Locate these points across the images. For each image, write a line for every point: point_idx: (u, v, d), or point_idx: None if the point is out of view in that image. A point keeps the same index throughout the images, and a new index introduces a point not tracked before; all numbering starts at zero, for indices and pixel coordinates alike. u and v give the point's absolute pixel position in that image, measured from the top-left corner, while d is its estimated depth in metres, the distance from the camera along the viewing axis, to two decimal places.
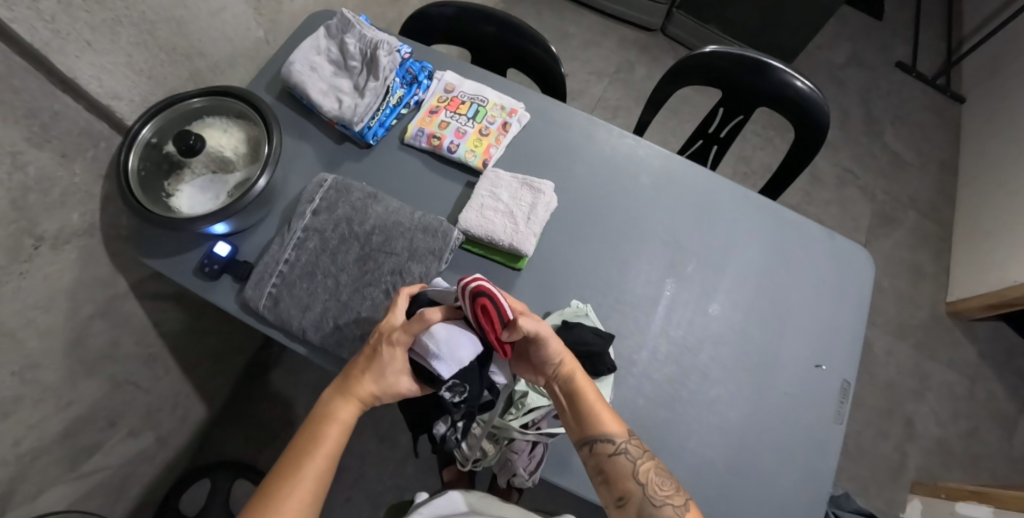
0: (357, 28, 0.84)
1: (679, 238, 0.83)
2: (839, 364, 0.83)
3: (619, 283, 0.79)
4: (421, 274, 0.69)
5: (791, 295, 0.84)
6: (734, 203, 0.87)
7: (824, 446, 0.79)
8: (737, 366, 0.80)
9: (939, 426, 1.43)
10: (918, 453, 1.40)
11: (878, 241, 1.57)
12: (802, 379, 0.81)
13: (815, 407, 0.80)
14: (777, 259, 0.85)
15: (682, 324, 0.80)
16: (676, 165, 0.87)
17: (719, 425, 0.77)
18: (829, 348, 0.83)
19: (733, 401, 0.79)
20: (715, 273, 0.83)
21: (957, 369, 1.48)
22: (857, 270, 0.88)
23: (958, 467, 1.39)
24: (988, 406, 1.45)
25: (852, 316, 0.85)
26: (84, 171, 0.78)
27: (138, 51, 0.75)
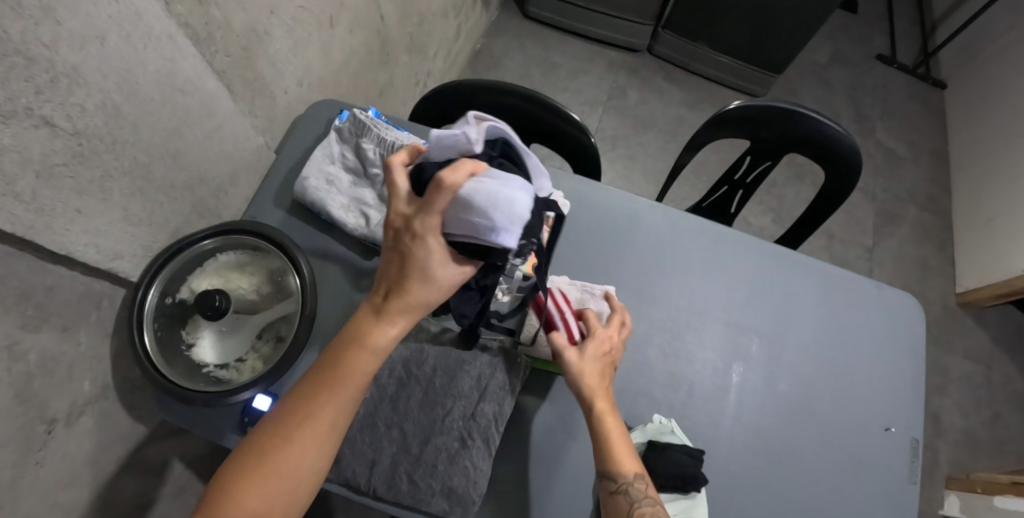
0: (375, 131, 0.76)
1: (737, 316, 0.81)
2: (906, 422, 0.82)
3: (687, 377, 0.77)
4: (496, 415, 0.65)
5: (852, 356, 0.83)
6: (785, 268, 0.85)
7: (904, 511, 0.78)
8: (810, 441, 0.78)
9: (964, 418, 1.46)
10: (949, 447, 1.44)
11: (885, 241, 1.59)
12: (873, 444, 0.80)
13: (891, 471, 0.79)
14: (834, 319, 0.84)
15: (754, 408, 0.78)
16: (722, 237, 0.84)
17: (804, 508, 0.75)
18: (894, 406, 0.82)
19: (812, 479, 0.77)
20: (778, 348, 0.81)
21: (974, 358, 1.52)
22: (909, 321, 0.87)
23: (988, 455, 1.43)
24: (1006, 390, 1.50)
25: (913, 368, 0.84)
26: (90, 336, 0.70)
27: (134, 201, 0.65)
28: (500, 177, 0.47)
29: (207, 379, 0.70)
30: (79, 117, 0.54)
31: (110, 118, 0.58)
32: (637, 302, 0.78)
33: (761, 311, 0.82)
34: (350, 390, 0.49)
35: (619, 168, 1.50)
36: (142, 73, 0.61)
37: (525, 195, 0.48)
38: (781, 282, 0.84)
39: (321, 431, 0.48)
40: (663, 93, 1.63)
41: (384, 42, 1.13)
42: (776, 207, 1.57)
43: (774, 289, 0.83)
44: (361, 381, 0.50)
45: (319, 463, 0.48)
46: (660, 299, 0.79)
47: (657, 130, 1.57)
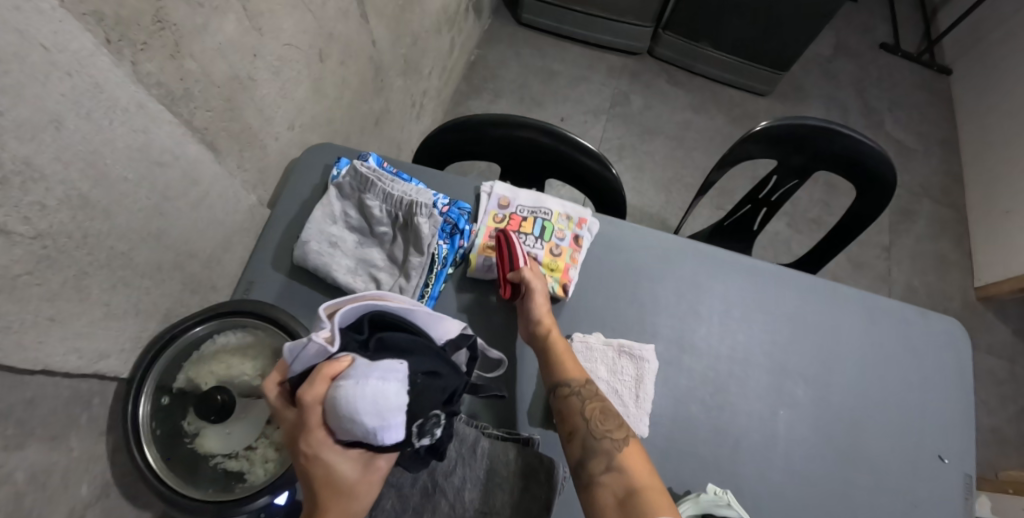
0: (380, 186, 0.69)
1: (781, 358, 0.76)
2: (961, 455, 0.77)
3: (734, 431, 0.72)
4: None
5: (896, 388, 0.79)
6: (822, 300, 0.80)
7: None
8: (862, 487, 0.74)
9: (990, 415, 1.43)
10: (978, 447, 1.40)
11: (901, 238, 1.54)
12: (928, 480, 0.76)
13: (949, 511, 0.75)
14: (874, 350, 0.80)
15: (804, 457, 0.73)
16: (759, 273, 0.79)
17: None
18: (948, 436, 0.78)
19: None
20: (824, 388, 0.76)
21: (997, 353, 1.48)
22: (956, 347, 0.83)
23: (1016, 452, 1.41)
24: None
25: (960, 392, 0.81)
26: (82, 439, 0.63)
27: (116, 293, 0.58)
28: (360, 371, 0.41)
29: (211, 476, 0.63)
30: (40, 216, 0.46)
31: (76, 210, 0.50)
32: (675, 353, 0.73)
33: (804, 350, 0.77)
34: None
35: (628, 180, 1.43)
36: (111, 150, 0.53)
37: (397, 381, 0.41)
38: (822, 317, 0.79)
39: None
40: (667, 97, 1.56)
41: (379, 68, 1.05)
42: (790, 210, 1.51)
43: (816, 324, 0.79)
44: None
45: None
46: (700, 347, 0.74)
47: (664, 136, 1.50)
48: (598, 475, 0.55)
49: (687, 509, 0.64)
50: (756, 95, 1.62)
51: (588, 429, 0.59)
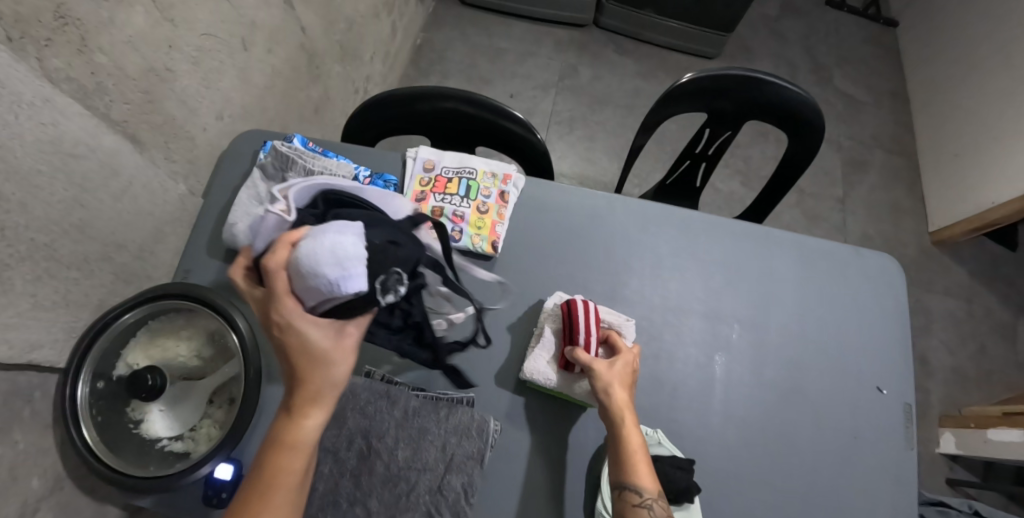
0: (299, 163, 0.71)
1: (716, 304, 0.78)
2: (899, 386, 0.80)
3: (669, 377, 0.74)
4: (465, 486, 0.61)
5: (836, 325, 0.81)
6: (758, 246, 0.82)
7: (905, 477, 0.76)
8: (803, 424, 0.76)
9: (951, 355, 1.45)
10: (939, 386, 1.43)
11: (855, 189, 1.57)
12: (866, 410, 0.78)
13: (887, 439, 0.77)
14: (813, 290, 0.82)
15: (742, 399, 0.75)
16: (692, 223, 0.81)
17: (804, 493, 0.73)
18: (886, 368, 0.80)
19: (811, 463, 0.74)
20: (761, 331, 0.78)
21: (954, 294, 1.51)
22: (891, 282, 0.85)
23: (977, 389, 1.43)
24: (989, 321, 1.49)
25: (898, 323, 0.83)
26: (27, 432, 0.61)
27: (43, 285, 0.59)
28: (319, 229, 0.44)
29: (160, 456, 0.65)
30: None
31: None
32: (606, 306, 0.74)
33: (738, 294, 0.79)
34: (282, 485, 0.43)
35: (579, 149, 1.45)
36: (19, 144, 0.53)
37: (355, 237, 0.44)
38: (756, 261, 0.81)
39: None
40: (616, 67, 1.58)
41: (313, 55, 1.06)
42: (743, 169, 1.53)
43: (749, 269, 0.80)
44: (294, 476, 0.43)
45: None
46: (632, 299, 0.76)
47: (613, 105, 1.51)
48: None
49: None
50: (704, 59, 1.64)
51: (605, 395, 0.60)
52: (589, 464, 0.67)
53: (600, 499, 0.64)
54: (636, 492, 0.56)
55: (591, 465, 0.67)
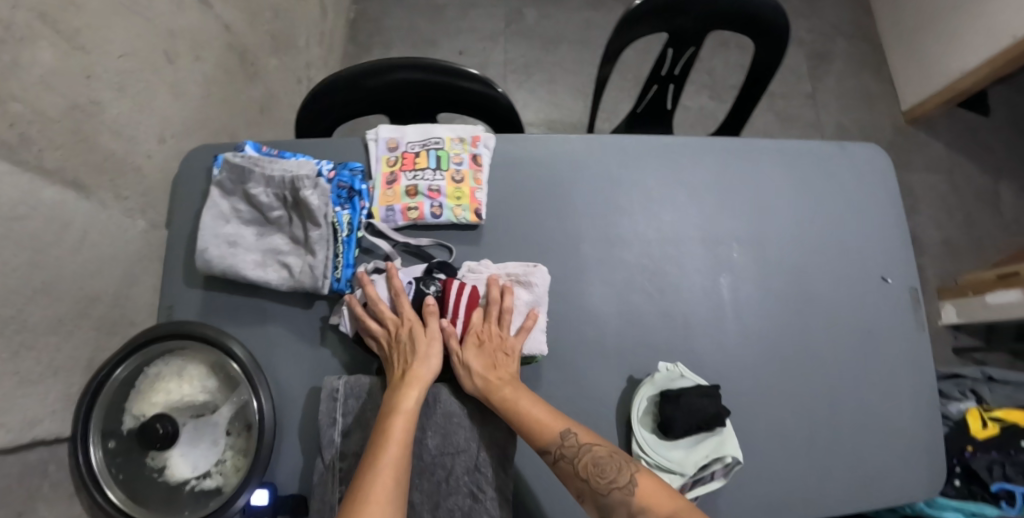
0: (257, 171, 0.66)
1: (712, 227, 0.77)
2: (900, 272, 0.80)
3: (681, 308, 0.73)
4: (501, 459, 0.61)
5: (834, 225, 0.80)
6: (745, 160, 0.80)
7: (919, 358, 0.78)
8: (816, 327, 0.76)
9: (940, 229, 1.46)
10: (933, 261, 1.44)
11: (823, 82, 1.55)
12: (872, 299, 0.79)
13: (896, 325, 0.78)
14: (807, 194, 0.80)
15: (755, 315, 0.75)
16: (674, 148, 0.78)
17: (827, 395, 0.74)
18: (886, 256, 0.81)
19: (829, 364, 0.75)
20: (761, 245, 0.77)
21: (935, 168, 1.51)
22: (879, 171, 0.84)
23: (968, 256, 1.45)
24: (972, 189, 1.50)
25: (892, 211, 0.83)
26: (52, 504, 0.59)
27: (23, 358, 0.55)
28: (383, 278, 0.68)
29: (194, 498, 0.63)
30: None
31: None
32: (603, 251, 0.73)
33: (732, 212, 0.78)
34: (393, 446, 0.53)
35: (541, 96, 1.39)
36: None
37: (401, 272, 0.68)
38: (744, 176, 0.79)
39: (378, 499, 0.49)
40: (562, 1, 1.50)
41: (245, 51, 0.99)
42: (710, 83, 1.49)
43: (737, 184, 0.79)
44: (399, 443, 0.53)
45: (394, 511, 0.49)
46: (627, 239, 0.74)
47: (568, 44, 1.45)
48: None
49: (646, 391, 0.67)
50: None
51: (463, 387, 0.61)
52: (616, 406, 0.68)
53: (637, 439, 0.66)
54: (545, 451, 0.57)
55: (619, 409, 0.68)
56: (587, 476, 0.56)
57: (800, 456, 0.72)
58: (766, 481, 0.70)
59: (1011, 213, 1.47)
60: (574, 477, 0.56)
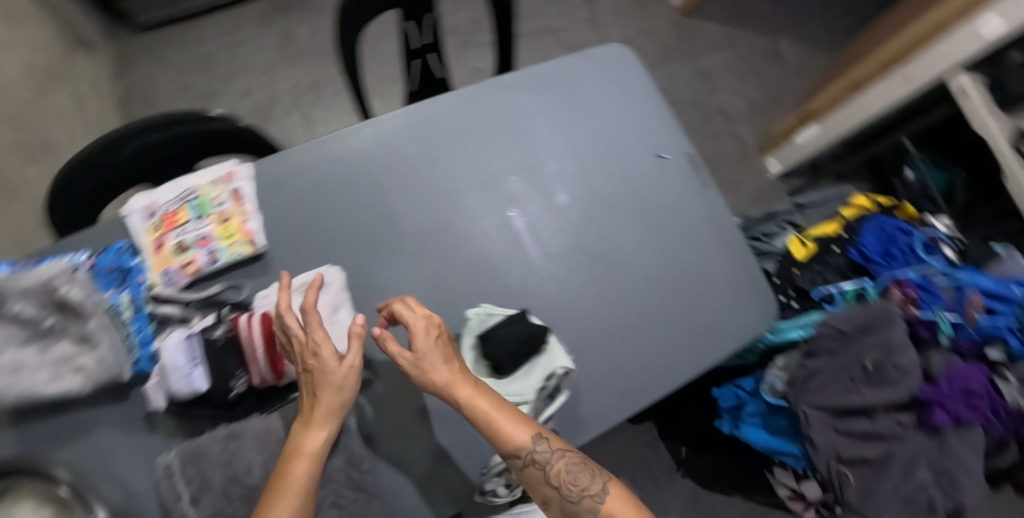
0: (9, 288, 0.60)
1: (481, 168, 0.75)
2: (674, 146, 0.82)
3: (474, 257, 0.71)
4: (353, 459, 0.60)
5: (593, 123, 0.80)
6: (494, 94, 0.79)
7: (715, 215, 0.80)
8: (615, 223, 0.76)
9: (741, 94, 1.56)
10: (745, 124, 1.54)
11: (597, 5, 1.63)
12: (658, 178, 0.79)
13: (687, 194, 0.79)
14: (556, 106, 0.79)
15: (553, 235, 0.74)
16: (420, 110, 0.77)
17: (647, 283, 0.74)
18: (656, 134, 0.81)
19: (638, 252, 0.75)
20: (535, 167, 0.76)
21: (718, 43, 1.60)
22: (623, 62, 0.85)
23: (773, 110, 1.56)
24: (756, 52, 1.62)
25: (640, 90, 0.84)
26: None
27: None
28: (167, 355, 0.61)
29: None
30: None
31: None
32: (378, 234, 0.71)
33: (497, 148, 0.76)
34: (290, 494, 0.53)
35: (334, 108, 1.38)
36: None
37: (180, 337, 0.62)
38: (497, 109, 0.78)
39: None
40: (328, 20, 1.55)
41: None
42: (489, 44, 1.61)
43: (493, 120, 0.77)
44: (297, 491, 0.54)
45: None
46: (397, 214, 0.72)
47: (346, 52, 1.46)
48: None
49: (467, 342, 0.67)
50: None
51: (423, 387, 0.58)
52: None
53: None
54: (517, 457, 0.57)
55: None
56: (557, 484, 0.59)
57: (639, 348, 0.71)
58: (613, 378, 0.69)
59: (794, 61, 1.61)
60: (545, 485, 0.59)
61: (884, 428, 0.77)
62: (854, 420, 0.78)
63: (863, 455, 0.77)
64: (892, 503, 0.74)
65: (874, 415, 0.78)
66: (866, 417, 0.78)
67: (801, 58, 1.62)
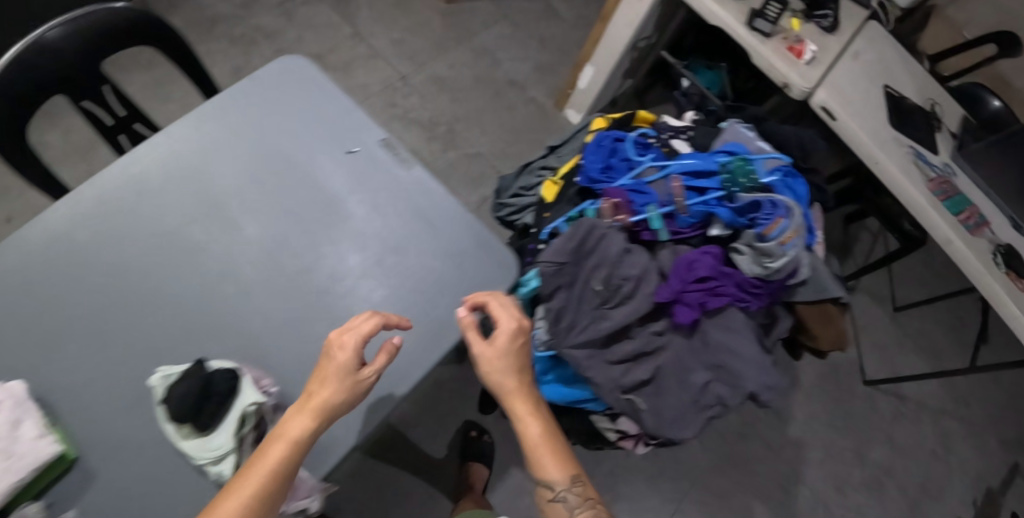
0: None
1: (165, 229, 0.70)
2: (362, 136, 0.74)
3: (166, 325, 0.65)
4: None
5: (269, 146, 0.74)
6: (166, 149, 0.74)
7: (424, 189, 0.72)
8: (314, 235, 0.69)
9: (525, 60, 1.56)
10: (536, 87, 1.53)
11: (355, 11, 1.54)
12: (350, 174, 0.72)
13: (386, 179, 0.72)
14: (230, 143, 0.74)
15: (251, 271, 0.68)
16: (84, 191, 0.70)
17: (360, 287, 0.67)
18: (339, 130, 0.75)
19: (344, 256, 0.68)
20: (222, 209, 0.71)
21: (490, 19, 1.60)
22: (292, 71, 0.79)
23: (560, 66, 1.58)
24: (529, 18, 1.63)
25: (316, 93, 0.77)
26: None
27: None
28: None
29: None
30: None
31: None
32: (43, 346, 0.62)
33: (178, 203, 0.72)
34: (249, 479, 0.50)
35: None
36: None
37: None
38: (172, 165, 0.73)
39: None
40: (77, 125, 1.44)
41: None
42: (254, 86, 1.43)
43: (169, 176, 0.73)
44: (259, 480, 0.50)
45: None
46: (72, 313, 0.64)
47: None
48: None
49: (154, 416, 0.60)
50: None
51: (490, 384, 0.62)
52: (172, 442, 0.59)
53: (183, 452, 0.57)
54: (549, 488, 0.64)
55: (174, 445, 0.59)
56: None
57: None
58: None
59: (565, 19, 1.66)
60: None
61: (650, 342, 0.71)
62: (621, 345, 0.71)
63: (642, 379, 0.71)
64: (681, 412, 0.70)
65: (633, 333, 0.72)
66: (629, 338, 0.71)
67: (571, 15, 1.68)
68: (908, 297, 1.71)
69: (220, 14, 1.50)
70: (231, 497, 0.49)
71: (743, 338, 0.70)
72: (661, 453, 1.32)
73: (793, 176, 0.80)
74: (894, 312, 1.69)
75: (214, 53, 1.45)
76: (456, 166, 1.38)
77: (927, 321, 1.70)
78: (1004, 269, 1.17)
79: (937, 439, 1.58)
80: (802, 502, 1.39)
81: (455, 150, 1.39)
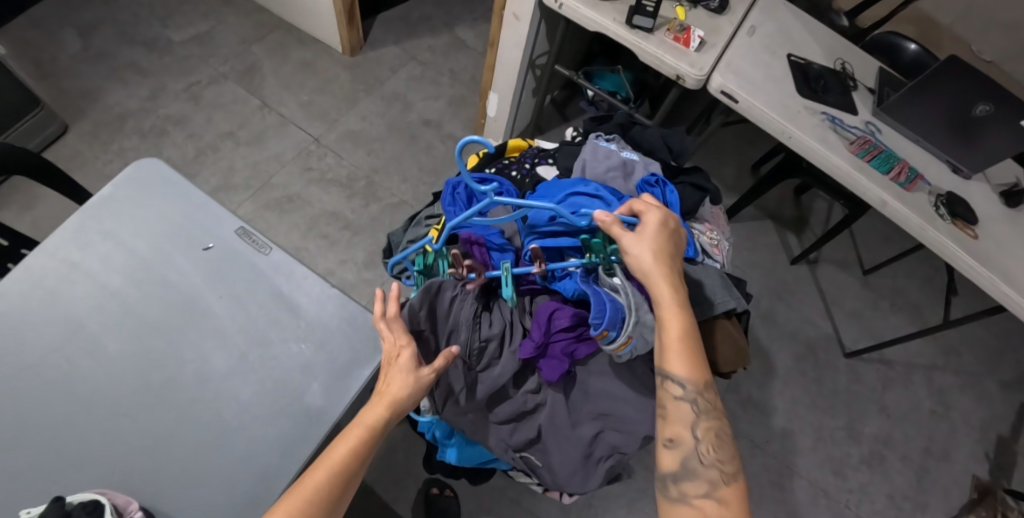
0: None
1: (17, 374, 0.62)
2: (218, 231, 0.74)
3: (23, 477, 0.58)
4: None
5: (123, 255, 0.70)
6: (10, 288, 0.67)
7: (291, 273, 0.73)
8: (184, 344, 0.67)
9: (438, 99, 1.63)
10: (454, 123, 1.60)
11: (265, 85, 1.59)
12: (213, 275, 0.71)
13: (250, 270, 0.72)
14: (82, 264, 0.69)
15: (120, 398, 0.63)
16: None
17: (237, 388, 0.65)
18: (194, 229, 0.74)
19: (217, 358, 0.66)
20: (82, 339, 0.65)
21: (398, 68, 1.67)
22: (135, 179, 0.75)
23: (471, 99, 1.65)
24: (435, 60, 1.70)
25: (164, 197, 0.75)
26: None
27: None
28: None
29: None
30: None
31: None
32: None
33: (30, 343, 0.64)
34: (364, 423, 0.58)
35: None
36: None
37: None
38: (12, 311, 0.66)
39: (321, 468, 0.54)
40: None
41: None
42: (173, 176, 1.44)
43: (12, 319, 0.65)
44: (370, 425, 0.58)
45: (324, 483, 0.53)
46: None
47: None
48: (694, 494, 0.59)
49: None
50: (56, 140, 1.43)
51: (654, 280, 0.63)
52: None
53: None
54: (677, 387, 0.61)
55: None
56: (700, 437, 0.61)
57: (238, 464, 0.62)
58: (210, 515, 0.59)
59: (472, 56, 1.74)
60: (683, 427, 0.61)
61: (528, 401, 0.81)
62: (503, 406, 0.82)
63: (529, 438, 0.83)
64: (575, 466, 0.82)
65: (512, 393, 0.82)
66: (508, 400, 0.82)
67: (475, 50, 1.75)
68: (875, 257, 1.67)
69: (131, 111, 1.51)
70: (352, 436, 0.57)
71: (615, 379, 0.80)
72: (639, 473, 1.27)
73: (662, 183, 0.80)
74: (864, 276, 1.64)
75: (128, 150, 1.45)
76: (380, 218, 1.42)
77: (899, 278, 1.65)
78: (949, 220, 1.10)
79: (935, 399, 1.50)
80: (801, 494, 1.32)
81: (377, 203, 1.44)
